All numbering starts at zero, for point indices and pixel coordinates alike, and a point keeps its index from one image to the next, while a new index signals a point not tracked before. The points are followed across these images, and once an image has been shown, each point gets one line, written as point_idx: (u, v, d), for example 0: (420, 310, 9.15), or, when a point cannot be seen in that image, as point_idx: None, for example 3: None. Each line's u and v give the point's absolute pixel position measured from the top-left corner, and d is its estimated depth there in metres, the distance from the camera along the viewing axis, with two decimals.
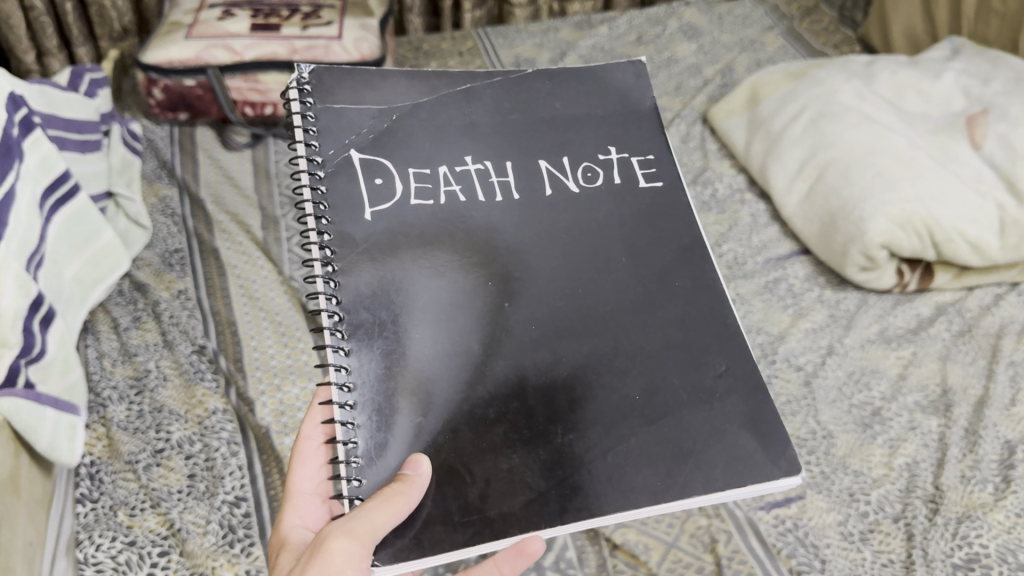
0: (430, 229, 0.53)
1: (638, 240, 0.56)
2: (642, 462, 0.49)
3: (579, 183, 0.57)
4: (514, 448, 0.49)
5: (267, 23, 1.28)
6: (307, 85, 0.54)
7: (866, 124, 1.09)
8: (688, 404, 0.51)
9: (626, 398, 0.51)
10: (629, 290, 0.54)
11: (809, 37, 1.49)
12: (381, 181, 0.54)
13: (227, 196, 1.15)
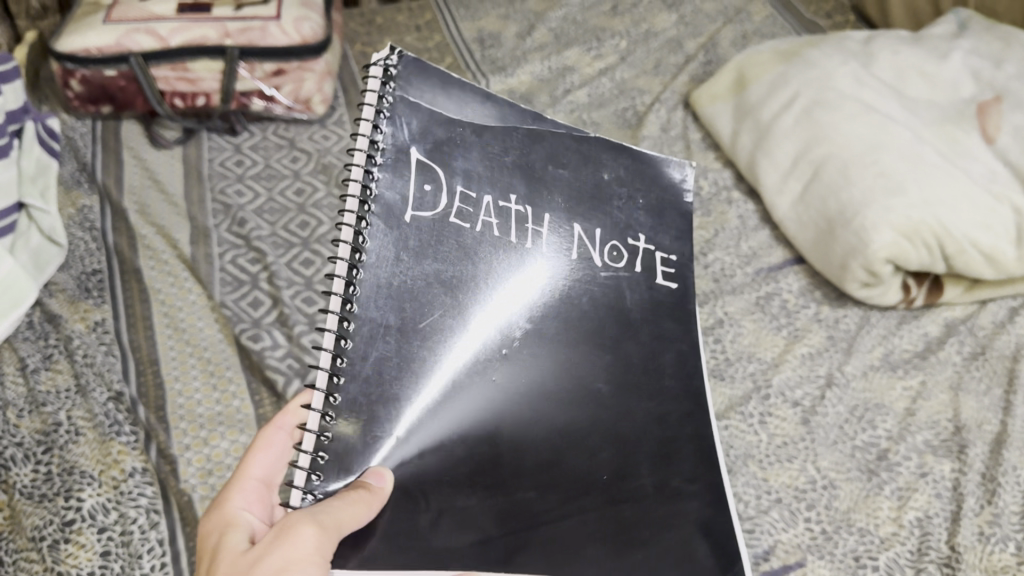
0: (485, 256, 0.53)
1: (644, 329, 0.57)
2: (590, 540, 0.49)
3: (604, 259, 0.57)
4: (473, 490, 0.48)
5: (197, 2, 1.13)
6: (394, 70, 0.55)
7: (866, 114, 0.97)
8: (651, 498, 0.52)
9: (594, 474, 0.51)
10: (622, 376, 0.55)
11: (799, 3, 1.36)
12: (432, 189, 0.53)
13: (153, 204, 1.03)
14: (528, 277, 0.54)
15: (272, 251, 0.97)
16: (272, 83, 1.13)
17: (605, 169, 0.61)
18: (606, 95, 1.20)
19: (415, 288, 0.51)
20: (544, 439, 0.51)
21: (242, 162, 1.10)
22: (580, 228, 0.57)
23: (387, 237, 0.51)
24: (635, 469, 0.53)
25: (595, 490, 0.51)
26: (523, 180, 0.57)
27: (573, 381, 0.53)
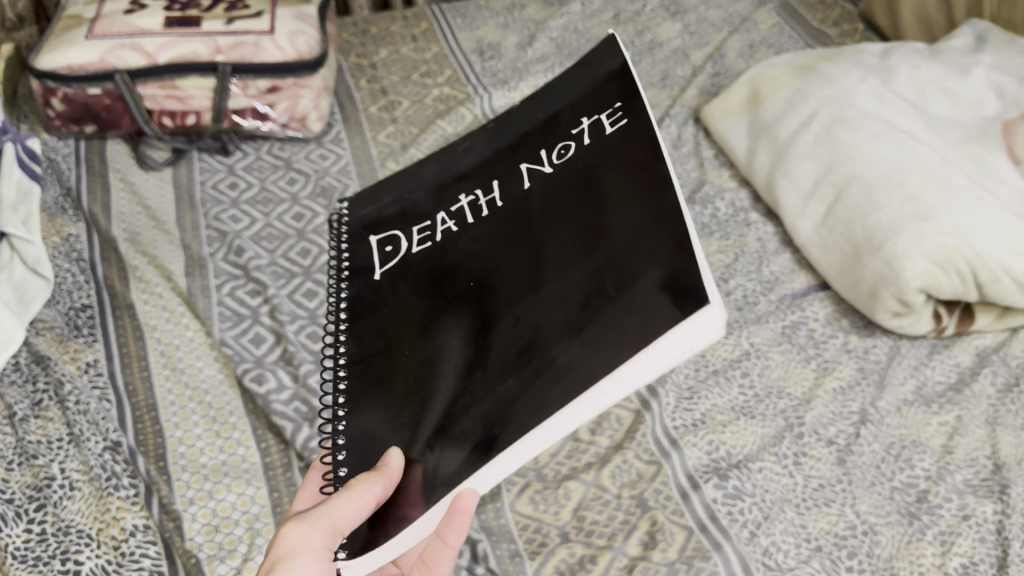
0: (425, 264, 0.59)
1: (597, 183, 0.52)
2: (559, 384, 0.44)
3: (552, 162, 0.56)
4: (466, 411, 0.48)
5: (185, 15, 1.07)
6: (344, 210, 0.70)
7: (890, 133, 0.93)
8: (617, 305, 0.45)
9: (567, 325, 0.46)
10: (584, 230, 0.50)
11: (805, 11, 1.32)
12: (390, 247, 0.63)
13: (143, 232, 0.97)
14: (484, 230, 0.56)
15: (272, 282, 0.92)
16: (266, 100, 1.08)
17: (539, 113, 0.61)
18: None
19: (387, 332, 0.58)
20: (519, 330, 0.49)
21: (236, 185, 1.05)
22: (527, 165, 0.58)
23: (366, 300, 0.61)
24: (602, 287, 0.46)
25: (564, 330, 0.46)
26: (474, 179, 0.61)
27: (537, 265, 0.51)
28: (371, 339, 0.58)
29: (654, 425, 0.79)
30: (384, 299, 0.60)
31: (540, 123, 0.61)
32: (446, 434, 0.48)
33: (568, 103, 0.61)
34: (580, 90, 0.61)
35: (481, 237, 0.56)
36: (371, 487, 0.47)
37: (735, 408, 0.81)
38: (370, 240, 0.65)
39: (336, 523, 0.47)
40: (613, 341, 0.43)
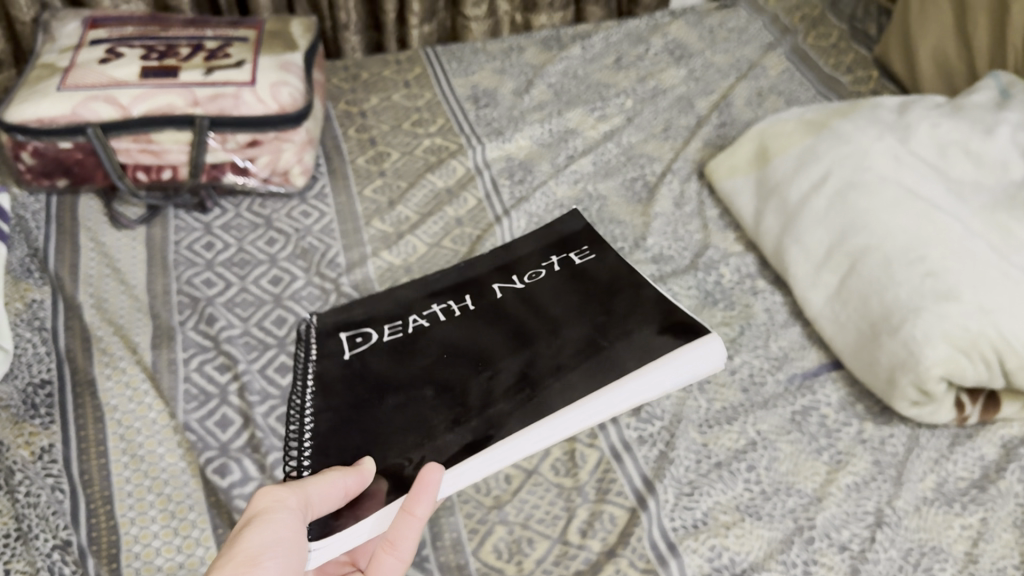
0: (396, 352, 0.74)
1: (584, 297, 0.78)
2: (564, 394, 0.66)
3: (523, 282, 0.82)
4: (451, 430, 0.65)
5: (162, 65, 1.02)
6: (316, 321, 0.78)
7: (908, 201, 0.87)
8: (613, 348, 0.70)
9: (552, 367, 0.70)
10: (577, 319, 0.75)
11: (818, 55, 1.25)
12: (360, 339, 0.76)
13: (111, 299, 0.92)
14: (463, 320, 0.77)
15: (243, 355, 0.86)
16: (247, 154, 1.02)
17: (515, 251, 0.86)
18: (612, 163, 1.10)
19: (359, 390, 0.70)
20: (504, 374, 0.70)
21: (212, 245, 0.99)
22: (500, 285, 0.82)
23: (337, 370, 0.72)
24: (590, 343, 0.71)
25: (557, 369, 0.69)
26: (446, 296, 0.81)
27: (523, 330, 0.75)
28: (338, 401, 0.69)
29: (650, 524, 0.72)
30: (360, 363, 0.73)
31: (509, 256, 0.86)
32: (444, 437, 0.64)
33: (538, 246, 0.87)
34: (551, 237, 0.88)
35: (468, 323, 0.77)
36: (345, 477, 0.58)
37: (740, 508, 0.74)
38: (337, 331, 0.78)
39: (313, 497, 0.56)
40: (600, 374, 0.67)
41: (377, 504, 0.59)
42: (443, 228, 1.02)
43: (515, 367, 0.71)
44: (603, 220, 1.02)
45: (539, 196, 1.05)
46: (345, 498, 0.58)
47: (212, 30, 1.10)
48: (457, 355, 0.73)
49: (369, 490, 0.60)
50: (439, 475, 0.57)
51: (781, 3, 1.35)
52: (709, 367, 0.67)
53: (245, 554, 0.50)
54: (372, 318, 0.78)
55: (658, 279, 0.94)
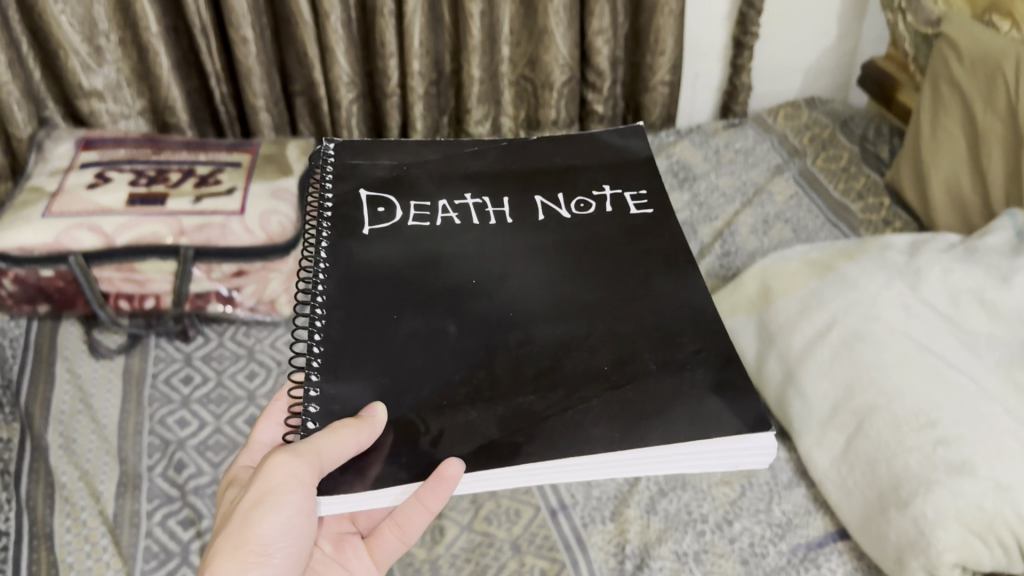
0: (424, 257, 0.63)
1: (646, 246, 0.63)
2: (599, 419, 0.52)
3: (570, 211, 0.66)
4: (474, 404, 0.54)
5: (150, 192, 1.01)
6: (331, 159, 0.70)
7: (918, 358, 0.82)
8: (656, 374, 0.55)
9: (596, 367, 0.55)
10: (635, 270, 0.62)
11: (827, 179, 1.22)
12: (382, 210, 0.66)
13: (80, 439, 0.88)
14: (504, 229, 0.65)
15: (211, 508, 0.82)
16: (232, 284, 0.99)
17: (557, 157, 0.71)
18: None
19: (383, 283, 0.61)
20: (537, 350, 0.57)
21: (191, 379, 0.95)
22: (542, 200, 0.67)
23: (354, 250, 0.63)
24: (638, 351, 0.56)
25: (614, 339, 0.57)
26: (480, 185, 0.68)
27: (574, 273, 0.62)
28: (356, 294, 0.60)
29: None
30: (385, 267, 0.62)
31: (558, 166, 0.70)
32: (464, 413, 0.53)
33: (593, 161, 0.71)
34: (605, 156, 0.71)
35: (507, 240, 0.64)
36: (356, 434, 0.50)
37: None
38: (360, 192, 0.67)
39: (323, 462, 0.50)
40: (647, 391, 0.53)
41: (381, 464, 0.51)
42: None
43: (563, 331, 0.58)
44: None
45: None
46: (355, 454, 0.51)
47: (206, 154, 1.09)
48: (489, 268, 0.62)
49: (379, 442, 0.52)
50: (461, 469, 0.50)
51: (790, 123, 1.33)
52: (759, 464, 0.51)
53: (257, 546, 0.51)
54: (400, 185, 0.68)
55: None
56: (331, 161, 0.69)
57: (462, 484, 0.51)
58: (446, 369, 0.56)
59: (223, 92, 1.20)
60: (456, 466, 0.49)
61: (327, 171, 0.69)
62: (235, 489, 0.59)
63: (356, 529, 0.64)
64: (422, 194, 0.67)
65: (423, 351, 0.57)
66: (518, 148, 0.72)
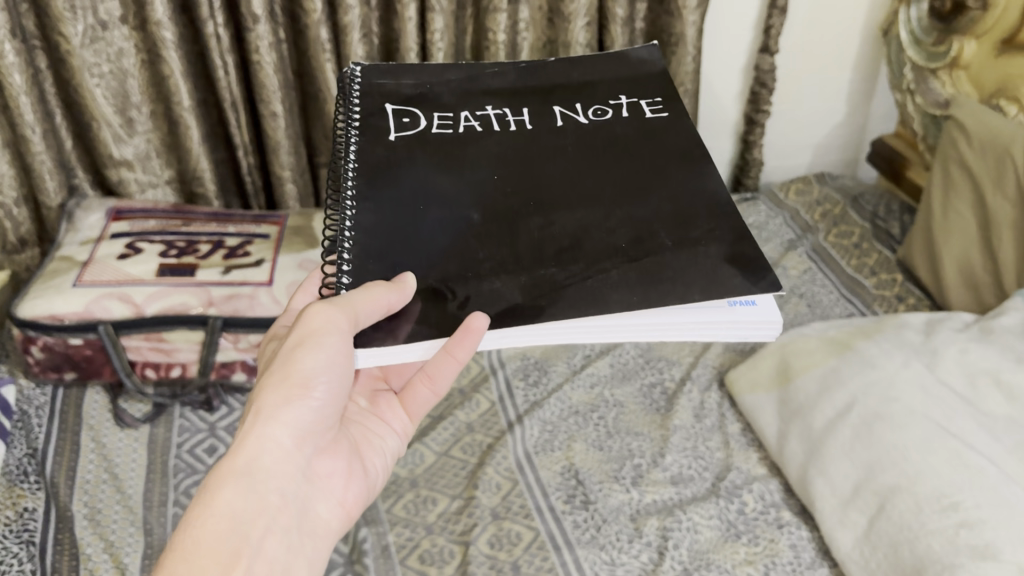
0: (450, 154, 0.70)
1: (656, 141, 0.72)
2: (618, 285, 0.59)
3: (588, 117, 0.75)
4: (499, 276, 0.61)
5: (180, 263, 1.03)
6: (357, 80, 0.78)
7: (939, 439, 0.82)
8: (672, 249, 0.62)
9: (615, 245, 0.62)
10: (645, 164, 0.70)
11: (840, 254, 1.25)
12: (407, 121, 0.74)
13: (105, 510, 0.89)
14: (523, 131, 0.73)
15: None
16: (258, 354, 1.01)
17: (574, 74, 0.80)
18: (630, 366, 1.10)
19: (410, 175, 0.68)
20: (558, 232, 0.64)
21: (215, 449, 0.96)
22: (560, 110, 0.76)
23: (383, 153, 0.70)
24: (654, 234, 0.63)
25: (630, 219, 0.65)
26: (502, 101, 0.76)
27: (590, 169, 0.70)
28: (386, 185, 0.67)
29: None
30: (413, 164, 0.69)
31: (575, 82, 0.79)
32: (490, 281, 0.60)
33: (606, 78, 0.80)
34: (622, 72, 0.81)
35: (528, 140, 0.72)
36: (387, 294, 0.57)
37: None
38: (386, 108, 0.75)
39: (358, 317, 0.56)
40: (660, 262, 0.60)
41: (411, 324, 0.58)
42: (454, 435, 1.01)
43: (579, 212, 0.66)
44: (620, 431, 1.00)
45: (554, 401, 1.04)
46: (386, 314, 0.58)
47: (234, 227, 1.12)
48: (510, 162, 0.70)
49: (408, 309, 0.59)
50: (485, 323, 0.57)
51: (801, 198, 1.36)
52: (764, 335, 0.57)
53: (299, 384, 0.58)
54: (424, 102, 0.76)
55: (676, 506, 0.91)
56: (358, 83, 0.78)
57: (485, 341, 0.57)
58: (472, 248, 0.63)
59: (249, 162, 1.23)
60: (481, 318, 0.56)
61: (353, 91, 0.76)
62: (276, 341, 0.67)
63: (389, 386, 0.74)
64: (446, 108, 0.75)
65: (449, 233, 0.64)
66: (533, 70, 0.80)
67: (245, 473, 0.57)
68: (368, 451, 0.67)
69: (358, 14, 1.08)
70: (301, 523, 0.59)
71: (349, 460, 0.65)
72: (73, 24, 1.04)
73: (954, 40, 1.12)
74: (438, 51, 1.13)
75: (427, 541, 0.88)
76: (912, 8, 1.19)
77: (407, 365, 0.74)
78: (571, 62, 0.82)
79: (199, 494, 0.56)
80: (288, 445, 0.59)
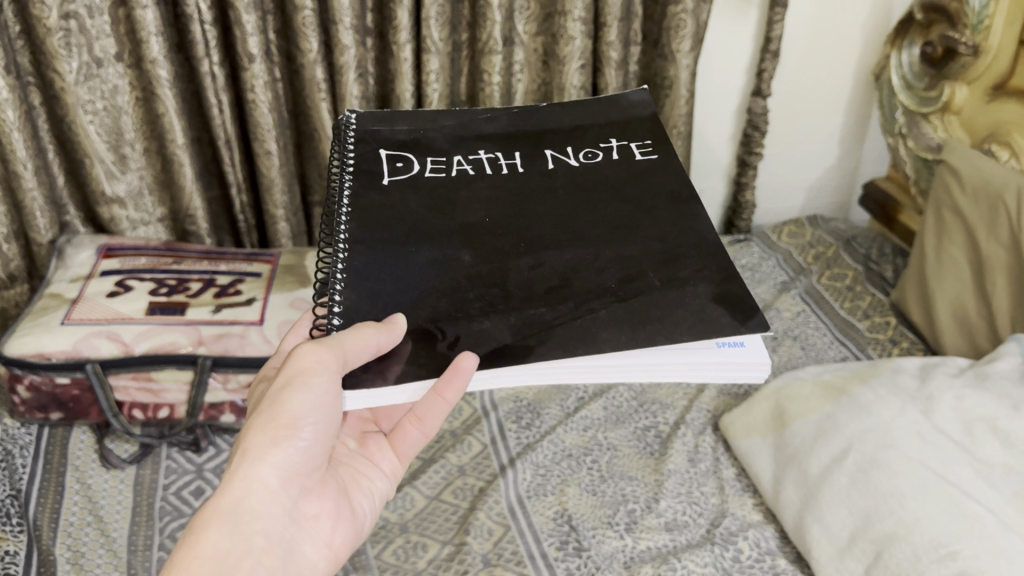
0: (441, 196, 0.71)
1: (646, 184, 0.73)
2: (607, 325, 0.58)
3: (580, 160, 0.76)
4: (487, 316, 0.60)
5: (170, 301, 1.03)
6: (351, 125, 0.79)
7: (937, 486, 0.82)
8: (660, 288, 0.61)
9: (605, 284, 0.62)
10: (634, 205, 0.70)
11: (834, 297, 1.24)
12: (400, 164, 0.74)
13: (89, 554, 0.87)
14: (514, 175, 0.73)
15: None
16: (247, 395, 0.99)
17: (565, 119, 0.81)
18: (623, 408, 1.09)
19: (401, 217, 0.68)
20: (548, 271, 0.63)
21: (202, 491, 0.94)
22: (552, 153, 0.76)
23: (374, 195, 0.70)
24: (644, 273, 0.63)
25: (618, 259, 0.64)
26: (493, 145, 0.77)
27: (580, 210, 0.70)
28: (376, 226, 0.67)
29: None
30: (404, 205, 0.70)
31: (567, 127, 0.81)
32: (479, 320, 0.59)
33: (597, 123, 0.81)
34: (611, 116, 0.82)
35: (520, 184, 0.72)
36: (377, 334, 0.56)
37: None
38: (380, 153, 0.75)
39: (348, 356, 0.55)
40: (648, 300, 0.60)
41: (400, 363, 0.57)
42: (445, 478, 1.00)
43: (568, 251, 0.65)
44: (614, 476, 0.99)
45: (547, 444, 1.03)
46: (376, 354, 0.57)
47: (226, 265, 1.11)
48: (501, 205, 0.70)
49: (398, 349, 0.58)
50: (474, 362, 0.56)
51: (794, 240, 1.37)
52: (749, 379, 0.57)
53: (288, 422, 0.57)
54: (417, 146, 0.76)
55: (670, 553, 0.89)
56: (352, 130, 0.78)
57: (474, 381, 0.56)
58: (460, 288, 0.62)
59: (242, 201, 1.22)
60: (471, 356, 0.55)
61: (346, 136, 0.77)
62: (264, 380, 0.66)
63: (379, 428, 0.73)
64: (438, 152, 0.76)
65: (438, 272, 0.63)
66: (525, 115, 0.81)
67: (230, 515, 0.55)
68: (355, 492, 0.66)
69: (353, 55, 1.08)
70: (286, 566, 0.57)
71: (336, 501, 0.64)
72: (67, 62, 1.04)
73: (945, 86, 1.12)
74: (433, 93, 1.14)
75: None
76: (903, 53, 1.19)
77: (396, 407, 0.73)
78: (564, 108, 0.83)
79: (184, 535, 0.54)
80: (276, 486, 0.57)
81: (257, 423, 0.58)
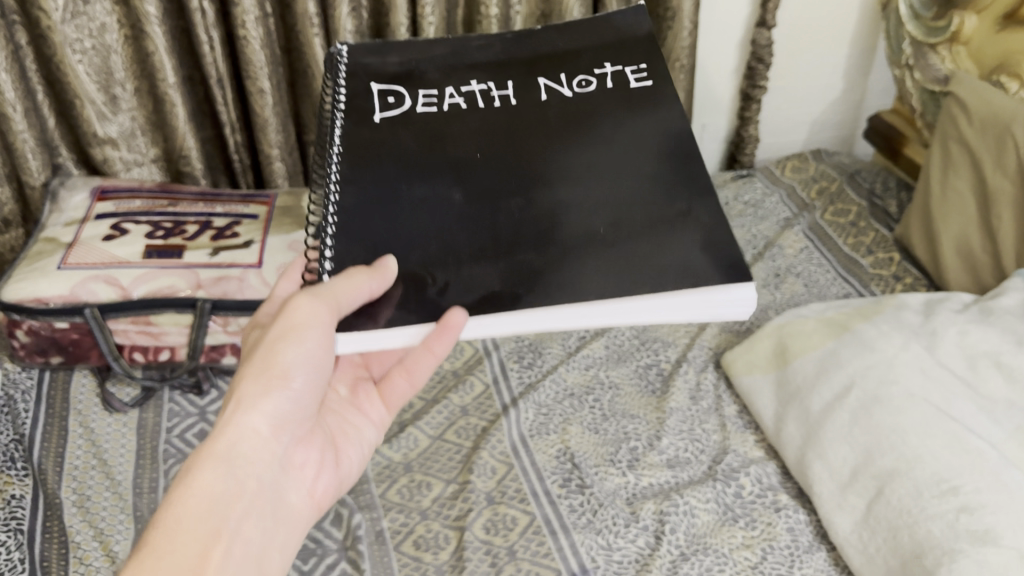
0: (433, 133, 0.69)
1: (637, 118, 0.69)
2: (596, 275, 0.57)
3: (572, 89, 0.72)
4: (479, 263, 0.59)
5: (167, 244, 1.01)
6: (342, 55, 0.77)
7: (940, 422, 0.82)
8: (648, 234, 0.60)
9: (595, 229, 0.60)
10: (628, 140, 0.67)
11: (837, 233, 1.23)
12: (391, 100, 0.72)
13: (95, 497, 0.87)
14: (505, 108, 0.71)
15: None
16: None
17: (561, 40, 0.77)
18: (625, 347, 1.09)
19: (391, 155, 0.67)
20: (538, 216, 0.62)
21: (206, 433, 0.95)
22: (545, 81, 0.73)
23: (364, 130, 0.69)
24: (634, 218, 0.61)
25: (612, 199, 0.63)
26: (486, 73, 0.73)
27: (574, 141, 0.67)
28: (367, 165, 0.66)
29: None
30: (394, 143, 0.68)
31: (560, 49, 0.76)
32: (468, 268, 0.59)
33: (591, 44, 0.76)
34: (606, 37, 0.77)
35: (512, 117, 0.70)
36: (369, 281, 0.55)
37: None
38: (370, 86, 0.73)
39: (340, 303, 0.54)
40: (643, 240, 0.59)
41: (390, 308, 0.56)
42: (448, 419, 1.00)
43: (562, 190, 0.64)
44: (616, 414, 0.99)
45: (549, 384, 1.03)
46: (368, 302, 0.56)
47: (223, 206, 1.10)
48: (493, 141, 0.68)
49: (389, 294, 0.57)
50: (465, 318, 0.55)
51: (797, 175, 1.35)
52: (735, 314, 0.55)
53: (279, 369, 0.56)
54: (408, 73, 0.74)
55: (672, 489, 0.90)
56: (341, 60, 0.76)
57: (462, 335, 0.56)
58: (451, 232, 0.61)
59: (236, 141, 1.20)
60: (460, 313, 0.54)
61: (336, 68, 0.75)
62: (256, 324, 0.65)
63: (369, 374, 0.72)
64: (428, 82, 0.73)
65: (429, 216, 0.62)
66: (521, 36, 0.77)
67: (224, 458, 0.55)
68: (342, 443, 0.66)
69: None
70: (277, 511, 0.58)
71: (322, 451, 0.64)
72: None
73: (955, 15, 1.09)
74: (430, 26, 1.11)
75: (422, 527, 0.87)
76: None
77: (386, 352, 0.72)
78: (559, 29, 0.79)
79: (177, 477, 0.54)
80: (268, 434, 0.57)
81: (251, 366, 0.58)
